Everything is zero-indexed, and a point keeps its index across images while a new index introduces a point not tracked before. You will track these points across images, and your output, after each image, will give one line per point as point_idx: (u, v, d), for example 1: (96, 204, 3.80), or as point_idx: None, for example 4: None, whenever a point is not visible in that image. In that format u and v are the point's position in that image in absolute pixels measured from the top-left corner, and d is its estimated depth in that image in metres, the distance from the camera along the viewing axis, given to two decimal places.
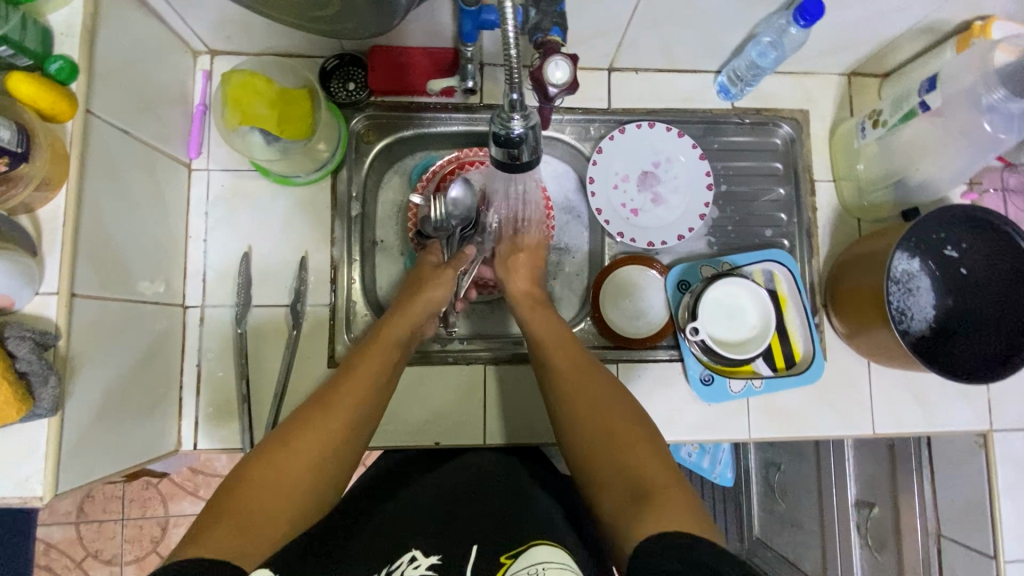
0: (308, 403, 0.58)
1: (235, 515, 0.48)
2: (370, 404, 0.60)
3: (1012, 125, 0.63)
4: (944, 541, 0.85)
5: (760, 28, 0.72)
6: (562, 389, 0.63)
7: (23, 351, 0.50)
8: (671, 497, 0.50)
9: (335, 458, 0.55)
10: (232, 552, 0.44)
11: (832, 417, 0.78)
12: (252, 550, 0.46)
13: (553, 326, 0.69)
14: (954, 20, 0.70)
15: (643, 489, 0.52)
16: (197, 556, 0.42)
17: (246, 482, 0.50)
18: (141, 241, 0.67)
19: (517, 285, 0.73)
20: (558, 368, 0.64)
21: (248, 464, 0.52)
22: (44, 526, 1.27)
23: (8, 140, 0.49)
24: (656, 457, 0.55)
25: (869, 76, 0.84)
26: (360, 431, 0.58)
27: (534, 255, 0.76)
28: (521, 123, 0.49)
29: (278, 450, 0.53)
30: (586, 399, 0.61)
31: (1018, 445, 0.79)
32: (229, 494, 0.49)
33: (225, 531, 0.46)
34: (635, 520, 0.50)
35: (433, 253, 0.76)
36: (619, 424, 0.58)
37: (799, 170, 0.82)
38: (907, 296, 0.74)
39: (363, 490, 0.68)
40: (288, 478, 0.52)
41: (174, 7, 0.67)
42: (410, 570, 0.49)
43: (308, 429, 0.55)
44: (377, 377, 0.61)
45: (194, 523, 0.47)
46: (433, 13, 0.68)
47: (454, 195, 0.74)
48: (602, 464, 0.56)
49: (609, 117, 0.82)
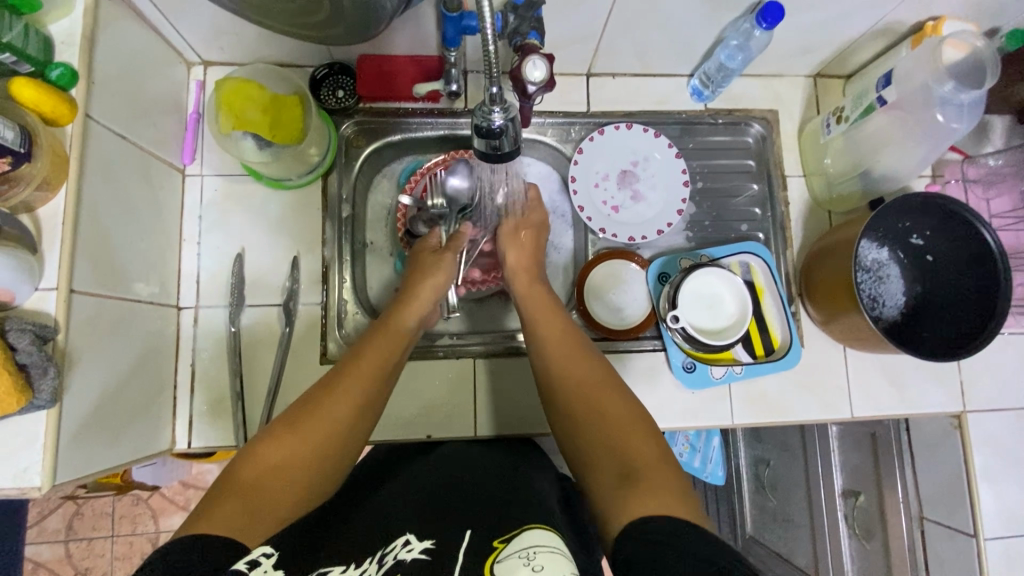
0: (315, 389, 0.60)
1: (241, 498, 0.49)
2: (375, 394, 0.62)
3: (963, 116, 0.68)
4: (926, 523, 0.86)
5: (727, 31, 0.76)
6: (556, 372, 0.64)
7: (24, 342, 0.51)
8: (660, 479, 0.51)
9: (340, 447, 0.57)
10: (238, 530, 0.46)
11: (812, 401, 0.81)
12: (258, 532, 0.48)
13: (558, 318, 0.70)
14: (907, 21, 0.74)
15: (633, 470, 0.52)
16: (204, 534, 0.44)
17: (252, 465, 0.52)
18: (137, 243, 0.69)
19: (519, 259, 0.76)
20: (553, 353, 0.66)
21: (258, 445, 0.54)
22: (32, 544, 1.25)
23: (12, 140, 0.52)
24: (644, 440, 0.56)
25: (833, 78, 0.89)
26: (366, 419, 0.60)
27: (537, 231, 0.79)
28: (501, 115, 0.51)
29: (288, 434, 0.55)
30: (580, 384, 0.62)
31: (993, 425, 0.82)
32: (235, 477, 0.51)
33: (231, 510, 0.47)
34: (621, 504, 0.49)
35: (430, 238, 0.78)
36: (611, 407, 0.59)
37: (771, 166, 0.86)
38: (878, 284, 0.78)
39: (364, 471, 0.69)
40: (296, 462, 0.53)
41: (168, 19, 0.70)
42: (403, 552, 0.46)
43: (316, 417, 0.57)
44: (381, 366, 0.63)
45: (199, 503, 0.49)
46: (418, 21, 0.71)
47: (455, 181, 0.81)
48: (592, 443, 0.57)
49: (589, 119, 0.85)
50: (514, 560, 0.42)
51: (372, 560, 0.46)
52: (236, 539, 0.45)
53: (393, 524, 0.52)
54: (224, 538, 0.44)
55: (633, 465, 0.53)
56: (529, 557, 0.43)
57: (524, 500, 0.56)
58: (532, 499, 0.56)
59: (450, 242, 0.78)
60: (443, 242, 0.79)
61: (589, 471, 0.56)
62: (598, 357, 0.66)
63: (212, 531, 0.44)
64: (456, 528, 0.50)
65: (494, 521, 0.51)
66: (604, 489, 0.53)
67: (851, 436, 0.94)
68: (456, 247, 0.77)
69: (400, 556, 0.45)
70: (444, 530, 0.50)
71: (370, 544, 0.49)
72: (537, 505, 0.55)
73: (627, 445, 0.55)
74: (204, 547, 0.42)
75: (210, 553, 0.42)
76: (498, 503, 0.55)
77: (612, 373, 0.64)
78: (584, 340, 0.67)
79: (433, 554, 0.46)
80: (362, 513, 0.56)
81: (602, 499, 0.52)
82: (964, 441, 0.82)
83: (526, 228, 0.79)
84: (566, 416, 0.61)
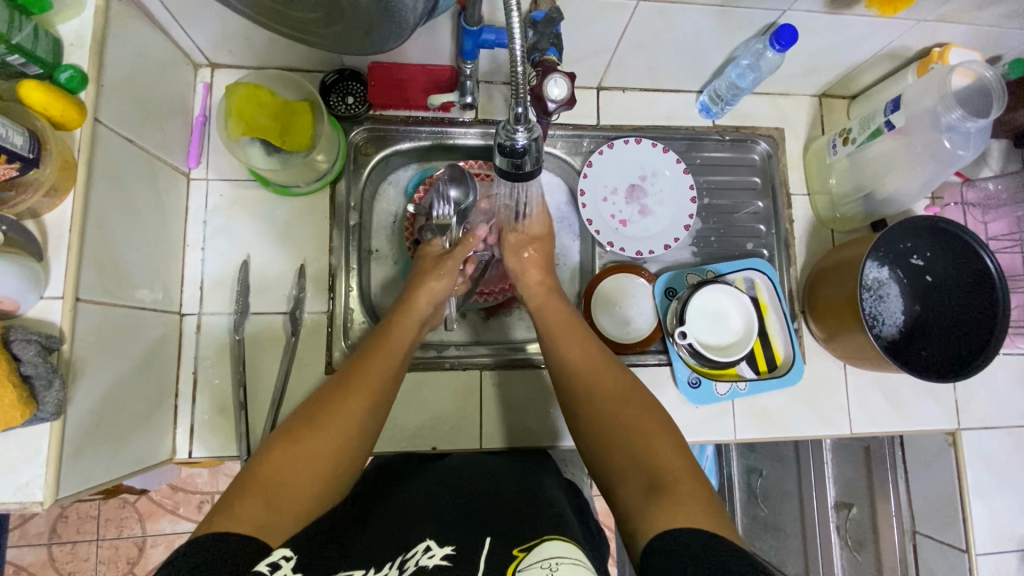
0: (327, 388, 0.61)
1: (264, 491, 0.50)
2: (385, 389, 0.62)
3: (969, 142, 0.69)
4: (918, 538, 0.89)
5: (738, 51, 0.77)
6: (587, 382, 0.64)
7: (29, 354, 0.49)
8: (688, 487, 0.52)
9: (356, 443, 0.57)
10: (261, 524, 0.46)
11: (813, 417, 0.82)
12: (280, 529, 0.48)
13: (568, 318, 0.71)
14: (913, 47, 0.76)
15: (656, 479, 0.53)
16: (231, 528, 0.44)
17: (270, 461, 0.52)
18: (142, 248, 0.67)
19: (528, 275, 0.77)
20: (577, 367, 0.66)
21: (274, 444, 0.54)
22: (15, 547, 1.22)
23: (21, 145, 0.50)
24: (674, 452, 0.56)
25: (837, 97, 0.90)
26: (378, 413, 0.61)
27: (545, 243, 0.79)
28: (525, 135, 0.51)
29: (306, 430, 0.55)
30: (613, 400, 0.62)
31: (984, 441, 0.84)
32: (255, 470, 0.51)
33: (254, 504, 0.48)
34: (649, 514, 0.50)
35: (433, 245, 0.78)
36: (635, 419, 0.60)
37: (776, 184, 0.87)
38: (879, 303, 0.79)
39: (379, 474, 0.69)
40: (315, 455, 0.54)
41: (178, 22, 0.69)
42: (424, 559, 0.46)
43: (329, 414, 0.57)
44: (391, 365, 0.64)
45: (220, 499, 0.49)
46: (434, 31, 0.71)
47: (454, 194, 0.80)
48: (618, 456, 0.57)
49: (598, 133, 0.86)
50: (536, 571, 0.43)
51: (393, 564, 0.46)
52: (260, 534, 0.45)
53: (410, 529, 0.52)
54: (246, 533, 0.44)
55: (655, 470, 0.54)
56: (552, 567, 0.43)
57: (543, 510, 0.56)
58: (550, 509, 0.56)
59: (453, 249, 0.77)
60: (449, 247, 0.78)
61: (613, 476, 0.57)
62: (623, 368, 0.66)
63: (234, 526, 0.45)
64: (476, 535, 0.50)
65: (514, 528, 0.51)
66: (630, 499, 0.54)
67: (846, 450, 0.97)
68: (461, 253, 0.76)
69: (422, 562, 0.46)
70: (466, 536, 0.50)
71: (395, 548, 0.49)
72: (556, 517, 0.55)
73: (647, 452, 0.56)
74: (226, 544, 0.42)
75: (235, 552, 0.42)
76: (517, 512, 0.55)
77: (638, 388, 0.64)
78: (604, 350, 0.68)
79: (455, 562, 0.46)
80: (379, 519, 0.55)
81: (628, 508, 0.53)
82: (958, 457, 0.83)
83: (532, 245, 0.79)
84: (589, 429, 0.61)
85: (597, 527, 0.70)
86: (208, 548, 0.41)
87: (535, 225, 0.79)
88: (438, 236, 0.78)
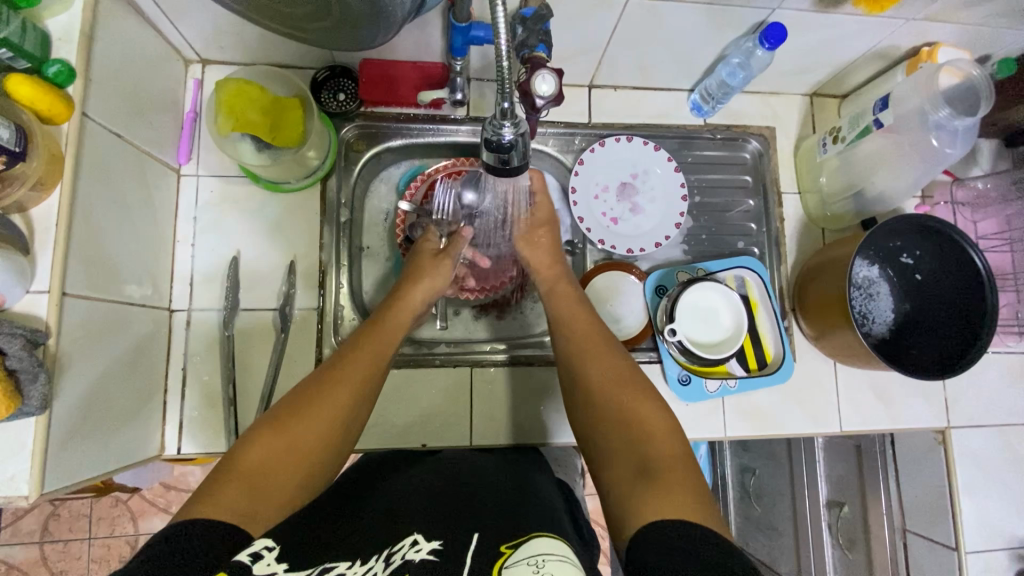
0: (315, 376, 0.60)
1: (246, 479, 0.50)
2: (373, 380, 0.62)
3: (956, 140, 0.70)
4: (909, 536, 0.88)
5: (729, 49, 0.77)
6: (581, 372, 0.64)
7: (14, 348, 0.49)
8: (675, 474, 0.52)
9: (341, 432, 0.58)
10: (242, 514, 0.47)
11: (802, 415, 0.82)
12: (261, 521, 0.48)
13: (573, 300, 0.72)
14: (903, 46, 0.76)
15: (650, 467, 0.54)
16: (208, 518, 0.45)
17: (254, 449, 0.52)
18: (131, 244, 0.67)
19: (538, 260, 0.76)
20: (575, 356, 0.66)
21: (259, 431, 0.54)
22: (6, 546, 1.22)
23: (8, 139, 0.50)
24: (672, 438, 0.57)
25: (828, 97, 0.90)
26: (365, 403, 0.61)
27: (553, 229, 0.79)
28: (512, 130, 0.51)
29: (291, 419, 0.55)
30: (610, 387, 0.62)
31: (973, 439, 0.84)
32: (239, 458, 0.52)
33: (234, 494, 0.48)
34: (639, 501, 0.50)
35: (429, 240, 0.77)
36: (633, 406, 0.59)
37: (767, 182, 0.87)
38: (868, 301, 0.79)
39: (369, 467, 0.69)
40: (299, 445, 0.54)
41: (168, 17, 0.69)
42: (411, 552, 0.46)
43: (315, 402, 0.57)
44: (381, 355, 0.64)
45: (202, 485, 0.50)
46: (425, 27, 0.71)
47: (469, 197, 0.81)
48: (614, 443, 0.58)
49: (590, 131, 0.86)
50: (523, 568, 0.43)
51: (378, 558, 0.46)
52: (240, 525, 0.46)
53: (398, 522, 0.52)
54: (226, 523, 0.45)
55: (649, 460, 0.54)
56: (539, 564, 0.43)
57: (529, 506, 0.56)
58: (536, 504, 0.57)
59: (448, 246, 0.77)
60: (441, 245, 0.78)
61: (604, 466, 0.57)
62: (627, 359, 0.65)
63: (214, 517, 0.45)
64: (462, 530, 0.50)
65: (501, 524, 0.51)
66: (620, 485, 0.54)
67: (837, 448, 0.97)
68: (455, 251, 0.77)
69: (409, 556, 0.46)
70: (450, 531, 0.50)
71: (381, 541, 0.49)
72: (543, 513, 0.55)
73: (645, 441, 0.56)
74: (203, 537, 0.43)
75: (211, 545, 0.42)
76: (504, 509, 0.55)
77: (639, 376, 0.63)
78: (609, 338, 0.68)
79: (441, 556, 0.46)
80: (364, 511, 0.55)
81: (616, 493, 0.53)
82: (947, 455, 0.83)
83: (542, 228, 0.78)
84: (590, 418, 0.61)
85: (586, 524, 0.70)
86: (185, 541, 0.41)
87: (538, 211, 0.79)
88: (432, 229, 0.78)
